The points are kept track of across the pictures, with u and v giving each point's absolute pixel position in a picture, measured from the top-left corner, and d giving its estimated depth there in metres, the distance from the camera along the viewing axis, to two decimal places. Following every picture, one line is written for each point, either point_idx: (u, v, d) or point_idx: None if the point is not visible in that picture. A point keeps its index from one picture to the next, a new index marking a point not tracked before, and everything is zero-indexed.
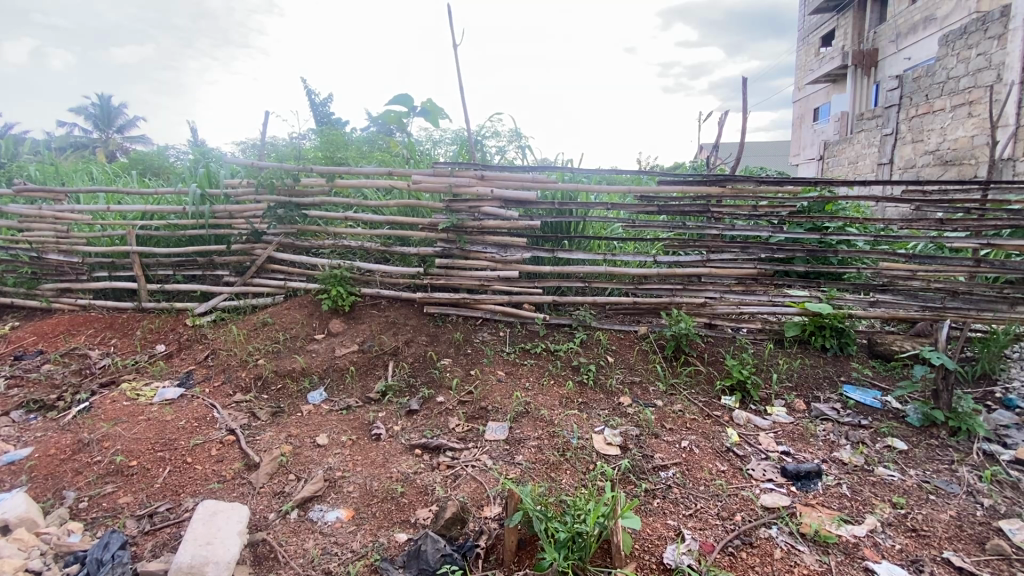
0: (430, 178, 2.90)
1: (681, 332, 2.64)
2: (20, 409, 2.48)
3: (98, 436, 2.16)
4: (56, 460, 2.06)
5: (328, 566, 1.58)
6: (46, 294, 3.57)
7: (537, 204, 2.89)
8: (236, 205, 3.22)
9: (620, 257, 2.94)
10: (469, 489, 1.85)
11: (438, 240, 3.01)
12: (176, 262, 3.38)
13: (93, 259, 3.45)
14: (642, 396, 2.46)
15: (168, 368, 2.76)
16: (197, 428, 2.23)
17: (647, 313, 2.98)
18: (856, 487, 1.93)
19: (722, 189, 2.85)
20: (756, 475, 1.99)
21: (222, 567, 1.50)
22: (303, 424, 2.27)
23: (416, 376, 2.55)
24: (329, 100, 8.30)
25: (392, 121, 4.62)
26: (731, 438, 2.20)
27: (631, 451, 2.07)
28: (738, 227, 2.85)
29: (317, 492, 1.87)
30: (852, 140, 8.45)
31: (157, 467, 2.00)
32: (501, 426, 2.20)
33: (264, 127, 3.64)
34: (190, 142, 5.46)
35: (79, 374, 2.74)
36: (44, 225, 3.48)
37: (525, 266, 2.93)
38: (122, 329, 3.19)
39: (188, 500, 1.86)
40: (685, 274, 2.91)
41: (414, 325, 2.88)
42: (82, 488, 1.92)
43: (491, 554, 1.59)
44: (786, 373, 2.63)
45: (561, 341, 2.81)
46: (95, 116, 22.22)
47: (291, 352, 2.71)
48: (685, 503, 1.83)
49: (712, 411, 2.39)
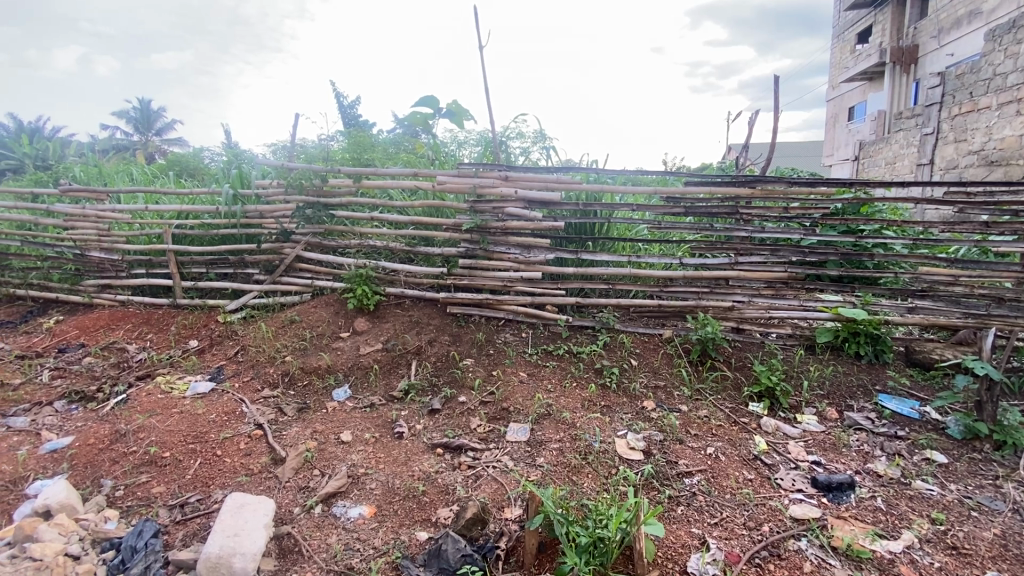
0: (455, 179, 2.91)
1: (707, 335, 2.59)
2: (62, 399, 2.58)
3: (134, 428, 2.23)
4: (94, 449, 2.14)
5: (350, 562, 1.60)
6: (87, 290, 3.72)
7: (561, 206, 2.87)
8: (267, 205, 3.31)
9: (644, 258, 2.90)
10: (489, 490, 1.85)
11: (461, 240, 3.02)
12: (208, 261, 3.48)
13: (132, 257, 3.58)
14: (667, 401, 2.41)
15: (200, 363, 2.84)
16: (226, 421, 2.28)
17: (671, 316, 2.92)
18: (892, 501, 1.86)
19: (751, 190, 2.78)
20: (785, 485, 1.94)
21: (248, 558, 1.55)
22: (327, 421, 2.31)
23: (438, 376, 2.57)
24: (356, 102, 8.45)
25: (417, 122, 4.66)
26: (759, 446, 2.14)
27: (654, 456, 2.04)
28: (768, 229, 2.78)
29: (341, 487, 1.90)
30: (890, 140, 8.15)
31: (189, 459, 2.06)
32: (523, 428, 2.19)
33: (294, 128, 3.73)
34: (224, 143, 5.64)
35: (117, 367, 2.85)
36: (87, 224, 3.63)
37: (548, 267, 2.92)
38: (157, 325, 3.30)
39: (217, 491, 1.91)
40: (712, 276, 2.86)
41: (436, 325, 2.89)
42: (118, 477, 1.99)
43: (511, 555, 1.59)
44: (817, 381, 2.55)
45: (584, 343, 2.78)
46: (135, 120, 23.02)
47: (317, 350, 2.77)
48: (710, 512, 1.79)
49: (739, 418, 2.33)
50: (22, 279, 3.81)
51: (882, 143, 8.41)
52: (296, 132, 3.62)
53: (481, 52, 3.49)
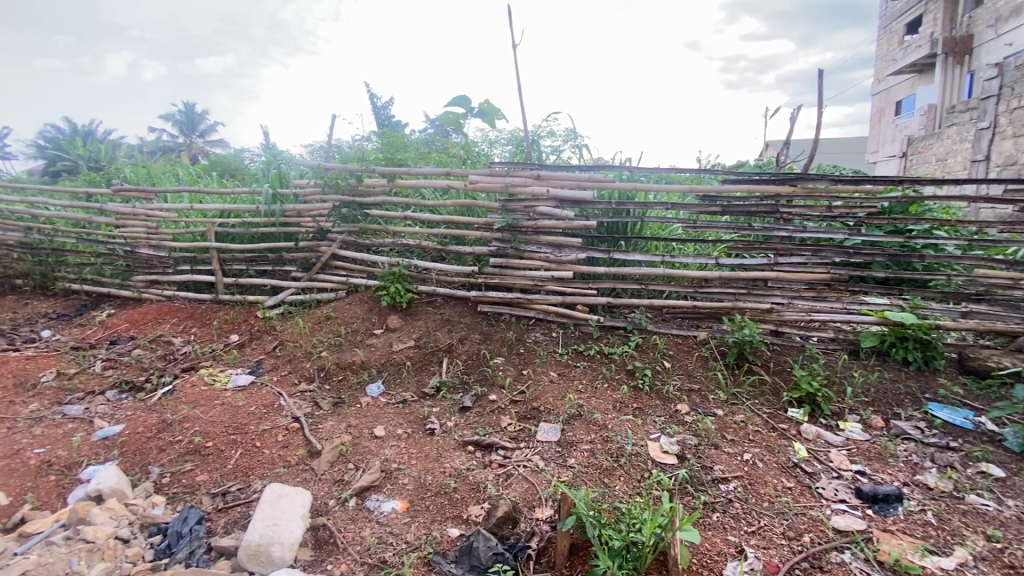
0: (487, 179, 2.92)
1: (744, 338, 2.52)
2: (114, 388, 2.72)
3: (179, 418, 2.33)
4: (143, 437, 2.24)
5: (383, 555, 1.63)
6: (137, 286, 3.90)
7: (593, 205, 2.84)
8: (304, 205, 3.40)
9: (678, 258, 2.84)
10: (520, 490, 1.84)
11: (492, 239, 3.03)
12: (249, 258, 3.59)
13: (178, 254, 3.72)
14: (701, 405, 2.35)
15: (241, 357, 2.94)
16: (265, 414, 2.35)
17: (706, 318, 2.85)
18: (943, 515, 1.76)
19: (792, 188, 2.69)
20: (827, 495, 1.87)
21: (286, 548, 1.61)
22: (361, 416, 2.35)
23: (469, 374, 2.58)
24: (390, 103, 8.59)
25: (449, 122, 4.69)
26: (799, 453, 2.07)
27: (688, 461, 1.99)
28: (810, 228, 2.68)
29: (374, 481, 1.93)
30: (942, 135, 7.74)
31: (230, 449, 2.14)
32: (553, 428, 2.18)
33: (330, 129, 3.81)
34: (263, 145, 5.82)
35: (164, 359, 2.98)
36: (137, 222, 3.80)
37: (579, 267, 2.89)
38: (201, 319, 3.43)
39: (257, 481, 1.97)
40: (750, 277, 2.77)
41: (467, 323, 2.90)
42: (165, 465, 2.08)
43: (543, 556, 1.58)
44: (861, 387, 2.44)
45: (615, 343, 2.73)
46: (181, 122, 24.04)
47: (351, 346, 2.83)
48: (747, 519, 1.74)
49: (777, 424, 2.25)
50: (77, 275, 4.02)
51: (932, 139, 8.00)
52: (332, 133, 3.71)
53: (514, 51, 3.49)
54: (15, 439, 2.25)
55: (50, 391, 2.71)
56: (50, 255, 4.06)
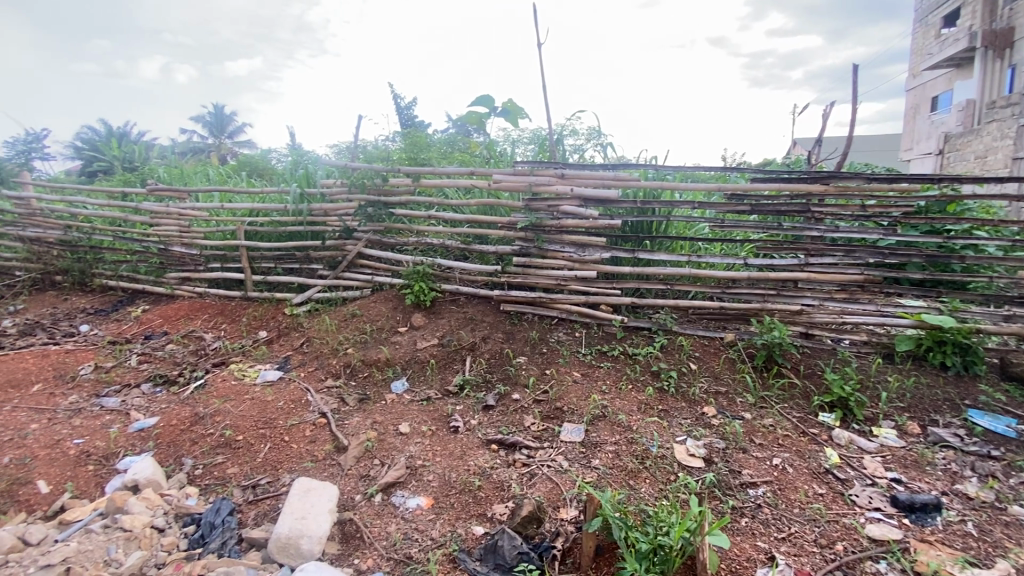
0: (511, 178, 2.92)
1: (773, 340, 2.46)
2: (149, 382, 2.80)
3: (211, 411, 2.39)
4: (176, 429, 2.31)
5: (409, 551, 1.64)
6: (170, 282, 4.01)
7: (619, 204, 2.81)
8: (330, 204, 3.46)
9: (705, 258, 2.79)
10: (545, 490, 1.84)
11: (516, 239, 3.03)
12: (277, 256, 3.66)
13: (209, 252, 3.82)
14: (729, 408, 2.31)
15: (269, 353, 3.01)
16: (293, 409, 2.39)
17: (734, 319, 2.80)
18: (985, 526, 1.70)
19: (824, 187, 2.61)
20: (860, 502, 1.81)
21: (314, 541, 1.64)
22: (386, 412, 2.37)
23: (492, 372, 2.58)
24: (413, 103, 8.67)
25: (472, 122, 4.71)
26: (830, 459, 2.02)
27: (716, 465, 1.96)
28: (842, 228, 2.61)
29: (400, 478, 1.94)
30: (981, 132, 7.45)
31: (259, 443, 2.18)
32: (577, 428, 2.17)
33: (356, 130, 3.87)
34: (290, 145, 5.94)
35: (196, 354, 3.07)
36: (170, 221, 3.92)
37: (603, 266, 2.87)
38: (231, 316, 3.51)
39: (286, 475, 2.01)
40: (779, 278, 2.71)
41: (490, 322, 2.91)
42: (197, 457, 2.14)
43: (568, 556, 1.58)
44: (897, 392, 2.36)
45: (640, 344, 2.70)
46: (210, 124, 24.71)
47: (376, 343, 2.86)
48: (777, 525, 1.70)
49: (808, 429, 2.20)
50: (113, 271, 4.16)
51: (971, 136, 7.70)
52: (358, 133, 3.77)
53: (539, 50, 3.49)
54: (56, 429, 2.34)
55: (88, 383, 2.81)
56: (88, 252, 4.21)
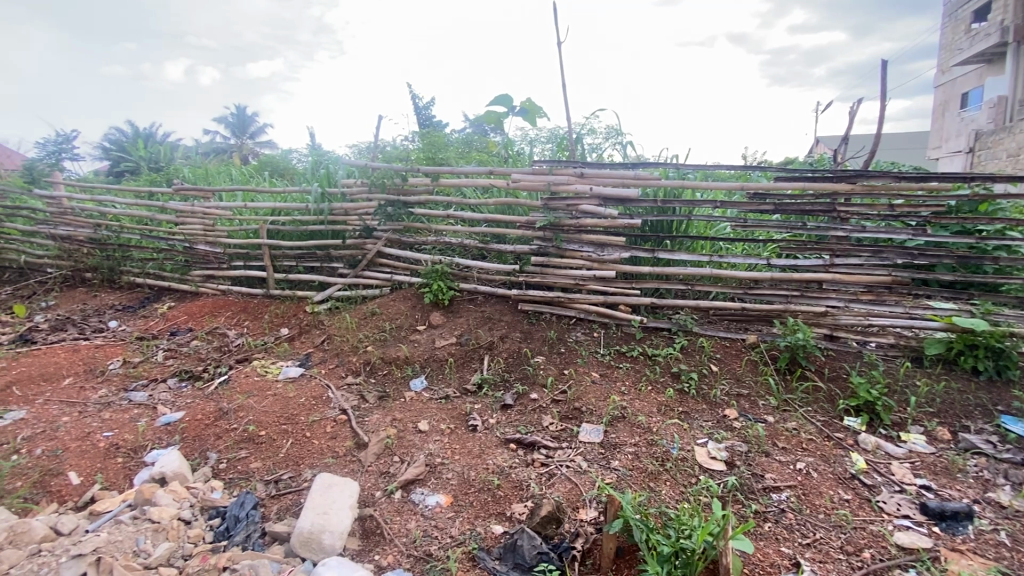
0: (529, 177, 2.92)
1: (796, 342, 2.41)
2: (175, 377, 2.87)
3: (234, 406, 2.44)
4: (201, 424, 2.35)
5: (428, 549, 1.65)
6: (195, 280, 4.10)
7: (638, 203, 2.78)
8: (351, 204, 3.50)
9: (727, 258, 2.75)
10: (564, 490, 1.83)
11: (534, 238, 3.03)
12: (298, 255, 3.72)
13: (232, 250, 3.89)
14: (750, 411, 2.27)
15: (291, 350, 3.05)
16: (314, 405, 2.43)
17: (756, 320, 2.75)
18: (1020, 537, 1.64)
19: (851, 186, 2.55)
20: (888, 509, 1.77)
21: (336, 536, 1.65)
22: (405, 410, 2.39)
23: (510, 371, 2.58)
24: (431, 104, 8.72)
25: (490, 121, 4.72)
26: (857, 465, 1.97)
27: (738, 468, 1.93)
28: (869, 228, 2.55)
29: (419, 475, 1.96)
30: (1014, 129, 7.21)
31: (282, 438, 2.22)
32: (596, 429, 2.15)
33: (376, 130, 3.91)
34: (310, 145, 6.02)
35: (220, 351, 3.13)
36: (195, 219, 4.00)
37: (622, 266, 2.85)
38: (253, 313, 3.58)
39: (307, 470, 2.04)
40: (803, 278, 2.66)
41: (508, 321, 2.91)
42: (222, 451, 2.18)
43: (588, 557, 1.57)
44: (926, 397, 2.30)
45: (660, 345, 2.67)
46: (232, 125, 25.20)
47: (395, 342, 2.89)
48: (801, 531, 1.67)
49: (833, 433, 2.15)
50: (141, 269, 4.27)
51: (1003, 133, 7.45)
52: (378, 134, 3.81)
53: (558, 48, 3.47)
54: (87, 422, 2.41)
55: (117, 377, 2.89)
56: (116, 250, 4.32)
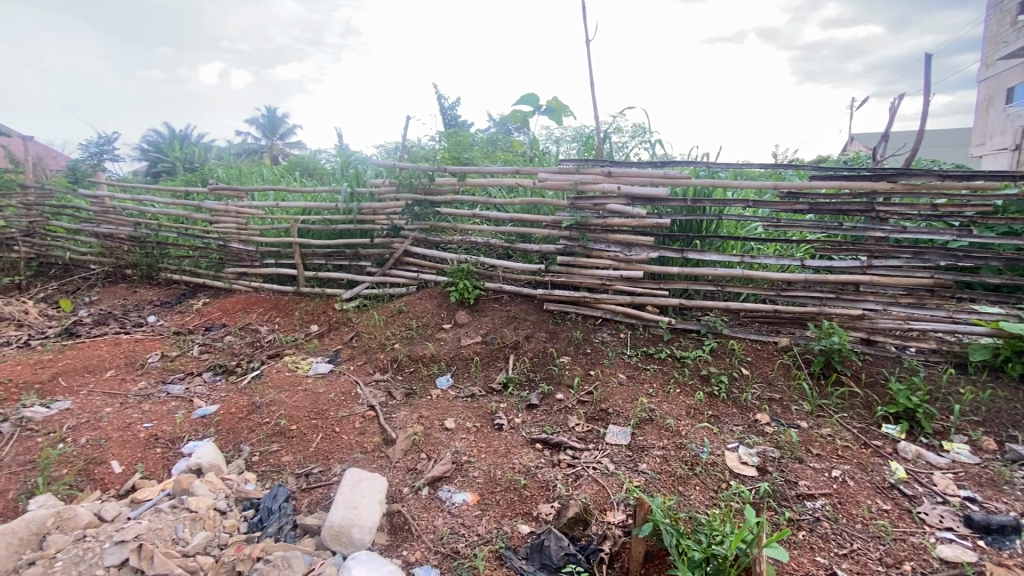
0: (556, 176, 2.91)
1: (832, 346, 2.34)
2: (210, 371, 2.96)
3: (267, 401, 2.50)
4: (236, 417, 2.42)
5: (456, 546, 1.67)
6: (228, 277, 4.22)
7: (667, 202, 2.74)
8: (379, 203, 3.56)
9: (758, 259, 2.68)
10: (591, 491, 1.82)
11: (560, 238, 3.01)
12: (327, 253, 3.78)
13: (264, 248, 3.99)
14: (783, 416, 2.21)
15: (320, 346, 3.11)
16: (343, 401, 2.47)
17: (788, 323, 2.68)
18: None
19: (891, 184, 2.46)
20: (930, 521, 1.70)
21: (365, 531, 1.68)
22: (431, 407, 2.41)
23: (536, 371, 2.58)
24: (456, 104, 8.77)
25: (516, 120, 4.72)
26: (896, 474, 1.90)
27: (770, 474, 1.88)
28: (910, 229, 2.45)
29: (446, 472, 1.97)
30: None
31: (312, 433, 2.26)
32: (623, 431, 2.13)
33: (404, 130, 3.96)
34: (338, 146, 6.12)
35: (253, 346, 3.22)
36: (229, 218, 4.12)
37: (650, 266, 2.81)
38: (284, 310, 3.66)
39: (337, 465, 2.07)
40: (839, 281, 2.58)
41: (533, 321, 2.90)
42: (255, 444, 2.24)
43: (616, 560, 1.56)
44: (970, 405, 2.20)
45: (688, 347, 2.62)
46: (263, 126, 25.88)
47: (422, 340, 2.92)
48: (837, 541, 1.62)
49: (870, 441, 2.08)
50: (178, 266, 4.42)
51: None
52: (406, 134, 3.85)
53: (586, 46, 3.44)
54: (128, 414, 2.50)
55: (156, 370, 3.00)
56: (154, 248, 4.47)
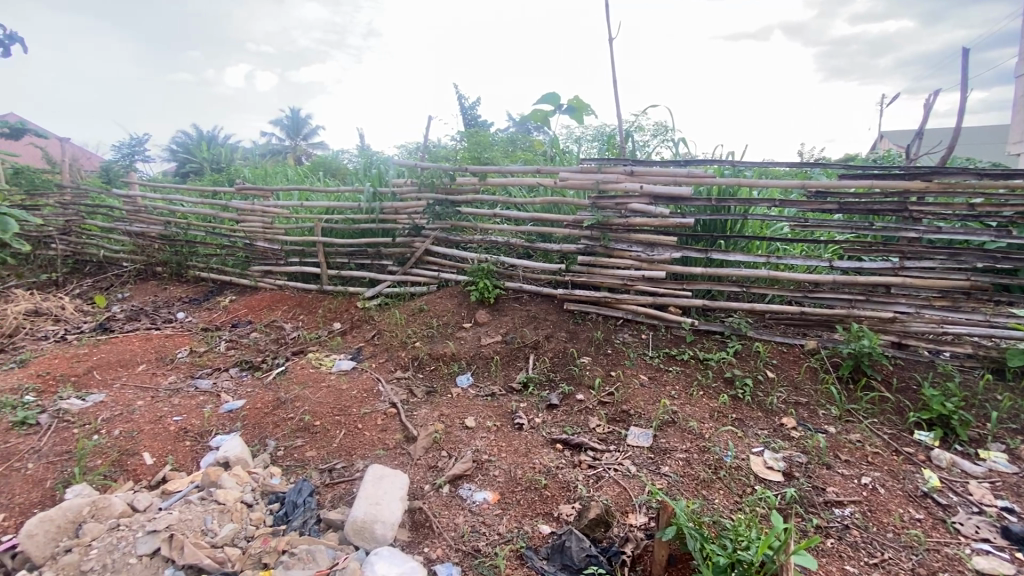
0: (577, 175, 2.89)
1: (861, 350, 2.28)
2: (236, 366, 3.03)
3: (291, 397, 2.54)
4: (261, 412, 2.47)
5: (476, 544, 1.67)
6: (254, 275, 4.31)
7: (691, 202, 2.70)
8: (401, 203, 3.59)
9: (785, 259, 2.62)
10: (612, 493, 1.81)
11: (581, 237, 2.99)
12: (349, 252, 3.83)
13: (288, 247, 4.06)
14: (810, 420, 2.16)
15: (343, 343, 3.16)
16: (365, 398, 2.50)
17: (815, 325, 2.62)
18: None
19: (926, 183, 2.37)
20: (965, 532, 1.64)
21: (387, 527, 1.70)
22: (452, 405, 2.42)
23: (556, 371, 2.57)
24: (477, 104, 8.80)
25: (536, 120, 4.71)
26: (929, 482, 1.84)
27: (797, 480, 1.84)
28: (945, 229, 2.36)
29: (467, 471, 1.98)
30: None
31: (335, 429, 2.30)
32: (645, 433, 2.11)
33: (426, 130, 3.98)
34: (360, 146, 6.20)
35: (278, 343, 3.28)
36: (255, 218, 4.20)
37: (672, 267, 2.77)
38: (308, 307, 3.73)
39: (359, 461, 2.10)
40: (869, 282, 2.50)
41: (553, 321, 2.90)
42: (280, 439, 2.28)
43: (638, 563, 1.54)
44: (1008, 412, 2.12)
45: (711, 349, 2.58)
46: (287, 127, 26.37)
47: (442, 338, 2.93)
48: (867, 549, 1.58)
49: (901, 447, 2.02)
50: (206, 264, 4.53)
51: None
52: (427, 134, 3.88)
53: (609, 44, 3.41)
54: (159, 407, 2.58)
55: (185, 365, 3.08)
56: (184, 246, 4.59)
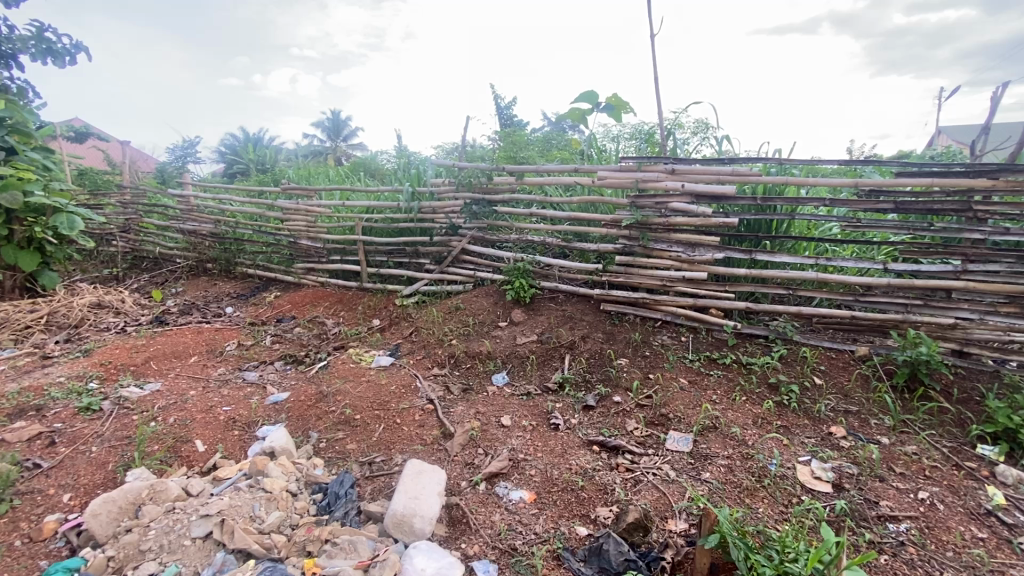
0: (616, 174, 2.85)
1: (918, 357, 2.16)
2: (281, 360, 3.14)
3: (333, 390, 2.62)
4: (305, 404, 2.55)
5: (513, 543, 1.67)
6: (298, 272, 4.46)
7: (735, 200, 2.62)
8: (438, 202, 3.64)
9: (835, 261, 2.51)
10: (651, 498, 1.78)
11: (619, 237, 2.95)
12: (388, 251, 3.91)
13: (330, 245, 4.18)
14: (861, 430, 2.07)
15: (382, 339, 3.23)
16: (404, 393, 2.55)
17: (867, 331, 2.51)
18: None
19: (993, 181, 2.21)
20: None
21: (426, 521, 1.72)
22: (488, 403, 2.44)
23: (592, 372, 2.55)
24: (512, 104, 8.82)
25: (573, 118, 4.68)
26: (994, 499, 1.73)
27: (847, 492, 1.77)
28: (1014, 230, 2.20)
29: (503, 469, 1.99)
30: None
31: (374, 423, 2.35)
32: (684, 437, 2.07)
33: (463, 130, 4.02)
34: (399, 147, 6.31)
35: (320, 338, 3.38)
36: (299, 217, 4.34)
37: (714, 267, 2.70)
38: (348, 304, 3.83)
39: (398, 455, 2.14)
40: (928, 286, 2.37)
41: (589, 321, 2.87)
42: (322, 431, 2.35)
43: (678, 571, 1.51)
44: None
45: (755, 353, 2.50)
46: (327, 129, 27.18)
47: (478, 337, 2.96)
48: (924, 568, 1.50)
49: (962, 462, 1.90)
50: (252, 261, 4.72)
51: None
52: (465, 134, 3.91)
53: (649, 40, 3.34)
54: (210, 397, 2.70)
55: (233, 357, 3.22)
56: (232, 243, 4.79)
